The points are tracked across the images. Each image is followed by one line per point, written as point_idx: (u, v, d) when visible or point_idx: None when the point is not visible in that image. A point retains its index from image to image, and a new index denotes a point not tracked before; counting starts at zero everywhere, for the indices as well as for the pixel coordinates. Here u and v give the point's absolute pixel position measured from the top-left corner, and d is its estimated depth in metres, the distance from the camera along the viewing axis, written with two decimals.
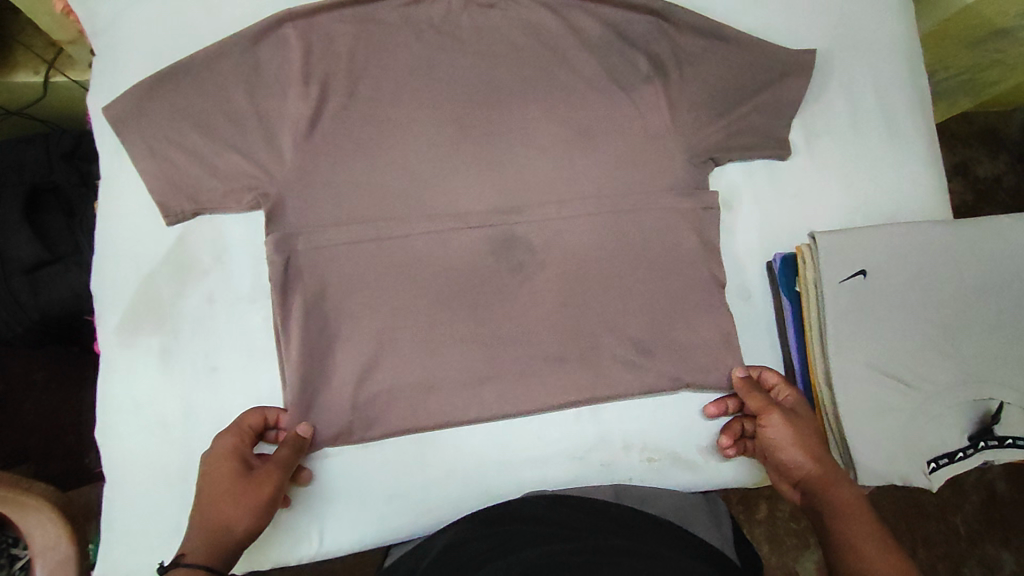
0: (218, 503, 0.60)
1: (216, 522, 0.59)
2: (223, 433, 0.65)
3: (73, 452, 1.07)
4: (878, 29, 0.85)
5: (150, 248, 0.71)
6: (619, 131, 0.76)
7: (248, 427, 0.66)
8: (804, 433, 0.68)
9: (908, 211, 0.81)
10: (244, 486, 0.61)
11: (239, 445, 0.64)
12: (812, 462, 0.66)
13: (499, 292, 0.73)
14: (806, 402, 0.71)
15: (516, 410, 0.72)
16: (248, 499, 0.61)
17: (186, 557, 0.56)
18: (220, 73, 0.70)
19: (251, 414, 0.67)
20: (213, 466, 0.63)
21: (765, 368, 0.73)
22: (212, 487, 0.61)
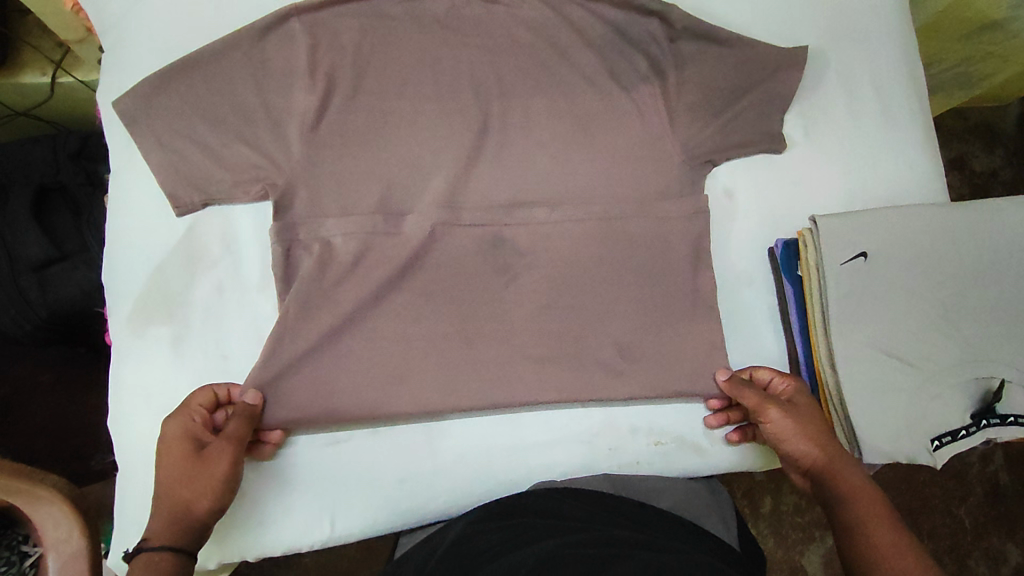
0: (176, 486, 0.61)
1: (176, 505, 0.60)
2: (172, 415, 0.65)
3: (81, 454, 1.07)
4: (873, 19, 0.86)
5: (159, 239, 0.72)
6: (619, 123, 0.77)
7: (197, 406, 0.66)
8: (805, 423, 0.67)
9: (907, 198, 0.82)
10: (198, 468, 0.62)
11: (190, 427, 0.64)
12: (818, 450, 0.66)
13: (503, 282, 0.74)
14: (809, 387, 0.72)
15: (522, 395, 0.72)
16: (205, 480, 0.61)
17: (151, 540, 0.58)
18: (228, 67, 0.71)
19: (200, 392, 0.66)
20: (165, 451, 0.63)
21: (757, 368, 0.73)
22: (167, 472, 0.62)
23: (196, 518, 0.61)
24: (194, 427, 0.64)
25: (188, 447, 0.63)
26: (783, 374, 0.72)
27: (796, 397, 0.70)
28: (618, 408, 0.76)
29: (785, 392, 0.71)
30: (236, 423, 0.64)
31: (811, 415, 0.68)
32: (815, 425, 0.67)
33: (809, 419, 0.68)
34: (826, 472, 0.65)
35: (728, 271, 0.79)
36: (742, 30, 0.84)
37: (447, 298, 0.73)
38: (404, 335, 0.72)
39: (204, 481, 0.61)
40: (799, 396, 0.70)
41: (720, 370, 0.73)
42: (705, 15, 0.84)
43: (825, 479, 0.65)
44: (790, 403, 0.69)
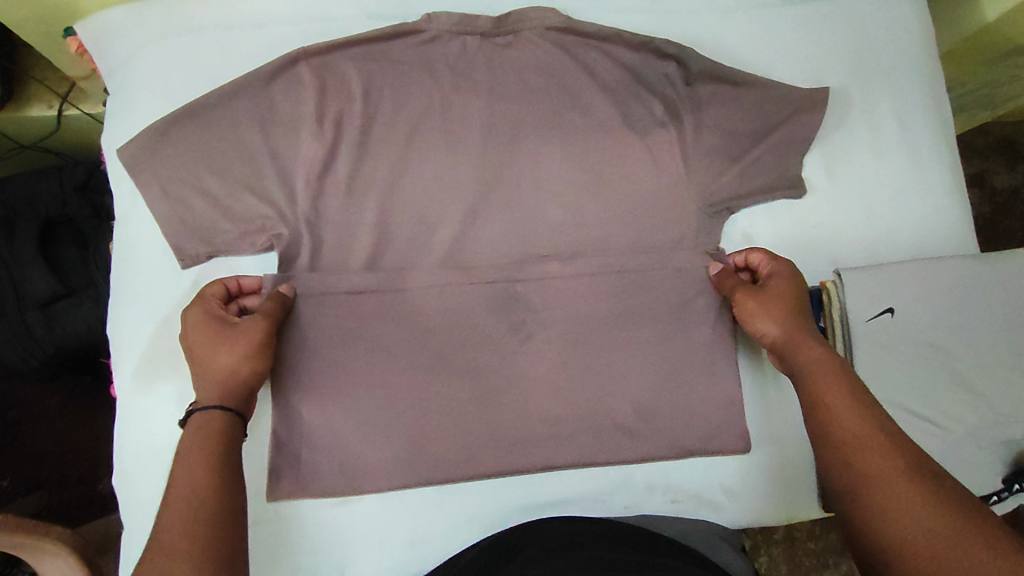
0: (214, 355, 0.60)
1: (218, 372, 0.59)
2: (190, 305, 0.64)
3: (87, 478, 1.06)
4: (898, 54, 0.84)
5: (165, 293, 0.70)
6: (633, 167, 0.76)
7: (212, 295, 0.65)
8: (772, 301, 0.65)
9: (934, 242, 0.79)
10: (229, 337, 0.61)
11: (209, 304, 0.64)
12: (789, 330, 0.63)
13: (513, 331, 0.73)
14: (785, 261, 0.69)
15: (533, 448, 0.71)
16: (240, 346, 0.61)
17: (199, 401, 0.58)
18: (235, 114, 0.70)
19: (212, 284, 0.66)
20: (187, 332, 0.62)
21: (749, 250, 0.72)
22: (196, 345, 0.61)
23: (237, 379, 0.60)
24: (212, 305, 0.64)
25: (214, 320, 0.62)
26: (772, 254, 0.71)
27: (769, 279, 0.67)
28: (635, 463, 0.73)
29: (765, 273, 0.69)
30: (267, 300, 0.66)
31: (788, 295, 0.65)
32: (802, 315, 0.65)
33: (783, 299, 0.65)
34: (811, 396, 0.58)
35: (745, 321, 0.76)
36: (762, 67, 0.82)
37: (456, 349, 0.72)
38: (413, 386, 0.70)
39: (243, 345, 0.61)
40: (783, 273, 0.67)
41: (715, 264, 0.74)
42: (723, 51, 0.82)
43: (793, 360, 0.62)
44: (763, 285, 0.67)
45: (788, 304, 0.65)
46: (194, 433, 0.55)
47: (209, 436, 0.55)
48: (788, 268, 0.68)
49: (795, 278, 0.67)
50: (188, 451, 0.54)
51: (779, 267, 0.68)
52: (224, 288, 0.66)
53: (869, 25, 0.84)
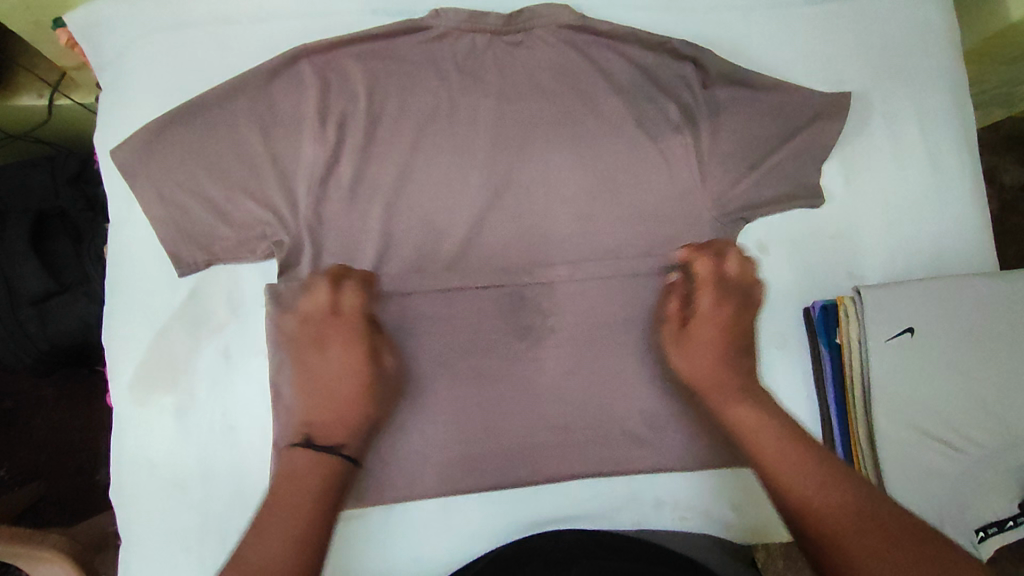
0: (366, 403, 0.61)
1: (354, 393, 0.60)
2: (337, 325, 0.62)
3: (86, 468, 1.05)
4: (922, 58, 0.80)
5: (162, 302, 0.68)
6: (646, 173, 0.73)
7: (350, 315, 0.63)
8: (697, 353, 0.65)
9: (953, 255, 0.77)
10: (379, 386, 0.62)
11: (353, 310, 0.63)
12: (706, 380, 0.64)
13: (519, 342, 0.71)
14: (721, 295, 0.66)
15: (539, 462, 0.70)
16: (383, 400, 0.63)
17: (346, 447, 0.59)
18: (234, 115, 0.67)
19: (348, 296, 0.63)
20: (333, 342, 0.62)
21: (696, 257, 0.68)
22: (342, 359, 0.61)
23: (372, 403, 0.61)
24: (356, 310, 0.63)
25: (363, 336, 0.63)
26: (716, 262, 0.67)
27: (695, 324, 0.66)
28: (644, 475, 0.72)
29: (702, 297, 0.67)
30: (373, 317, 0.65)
31: (710, 341, 0.65)
32: (732, 364, 0.64)
33: (703, 353, 0.65)
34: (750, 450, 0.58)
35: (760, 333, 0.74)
36: (781, 70, 0.79)
37: (462, 360, 0.70)
38: (416, 399, 0.68)
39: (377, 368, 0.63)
40: (710, 308, 0.66)
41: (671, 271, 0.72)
42: (741, 51, 0.79)
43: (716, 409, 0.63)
44: (689, 326, 0.67)
45: (706, 360, 0.65)
46: (307, 464, 0.56)
47: (319, 471, 0.56)
48: (719, 293, 0.66)
49: (725, 319, 0.65)
50: (304, 482, 0.55)
51: (714, 292, 0.66)
52: (357, 301, 0.63)
53: (894, 28, 0.81)
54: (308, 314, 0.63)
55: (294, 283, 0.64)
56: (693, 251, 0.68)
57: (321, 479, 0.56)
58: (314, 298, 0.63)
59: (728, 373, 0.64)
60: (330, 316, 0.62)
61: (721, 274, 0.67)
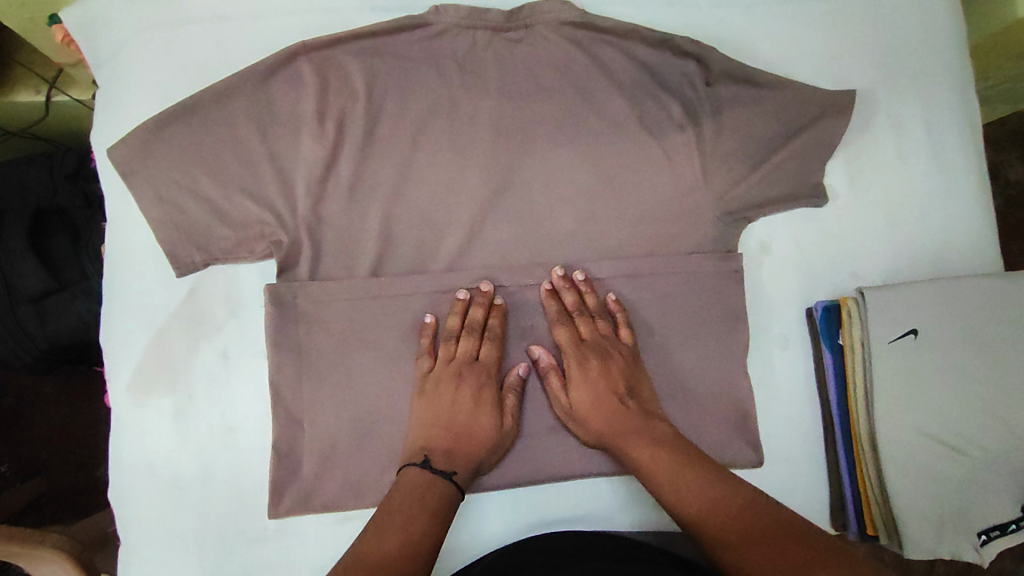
0: (476, 441, 0.64)
1: (469, 432, 0.64)
2: (483, 368, 0.67)
3: (86, 464, 1.04)
4: (928, 55, 0.80)
5: (160, 302, 0.67)
6: (649, 172, 0.72)
7: (495, 363, 0.67)
8: (595, 399, 0.65)
9: (957, 255, 0.76)
10: (500, 430, 0.66)
11: (490, 358, 0.67)
12: (604, 426, 0.65)
13: (519, 343, 0.70)
14: (608, 340, 0.68)
15: (540, 463, 0.69)
16: (500, 444, 0.66)
17: (460, 476, 0.62)
18: (232, 113, 0.66)
19: (490, 346, 0.67)
20: (469, 382, 0.66)
21: (546, 296, 0.69)
22: (469, 400, 0.65)
23: (485, 443, 0.64)
24: (493, 360, 0.67)
25: (492, 381, 0.67)
26: (557, 304, 0.69)
27: (574, 370, 0.67)
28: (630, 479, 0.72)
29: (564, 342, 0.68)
30: (517, 375, 0.68)
31: (602, 389, 0.66)
32: (628, 408, 0.65)
33: (597, 399, 0.65)
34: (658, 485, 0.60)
35: (762, 333, 0.74)
36: (784, 67, 0.78)
37: None
38: None
39: (499, 414, 0.66)
40: (577, 371, 0.66)
41: (535, 347, 0.69)
42: (745, 48, 0.78)
43: (616, 454, 0.64)
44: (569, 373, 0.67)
45: (602, 406, 0.65)
46: (427, 483, 0.60)
47: (436, 492, 0.59)
48: (581, 358, 0.67)
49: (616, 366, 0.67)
50: (422, 505, 0.58)
51: (575, 356, 0.67)
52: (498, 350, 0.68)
53: (900, 24, 0.80)
54: (452, 356, 0.67)
55: (457, 316, 0.67)
56: (556, 320, 0.69)
57: (441, 501, 0.59)
58: (464, 339, 0.67)
59: (619, 419, 0.65)
60: (470, 360, 0.67)
61: (578, 339, 0.68)
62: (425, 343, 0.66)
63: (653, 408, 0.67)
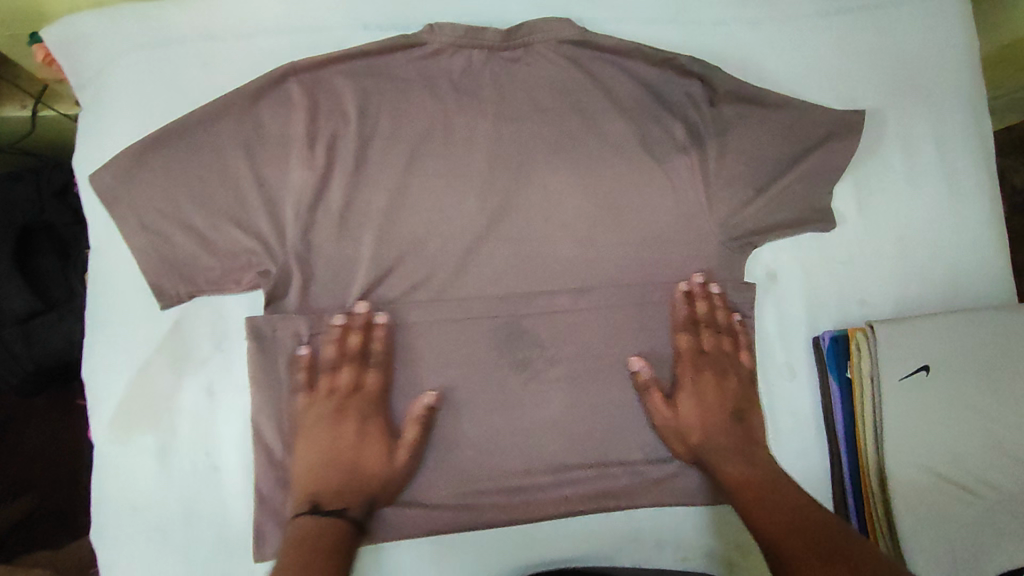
0: (363, 474, 0.63)
1: (358, 464, 0.63)
2: (364, 399, 0.65)
3: (78, 480, 0.99)
4: (939, 72, 0.77)
5: (143, 335, 0.65)
6: (650, 197, 0.70)
7: (375, 391, 0.65)
8: (704, 413, 0.67)
9: (969, 281, 0.74)
10: (388, 460, 0.63)
11: (374, 385, 0.65)
12: (704, 437, 0.66)
13: (517, 374, 0.68)
14: (724, 357, 0.69)
15: (537, 498, 0.67)
16: (394, 475, 0.64)
17: (351, 511, 0.60)
18: (218, 138, 0.64)
19: (371, 373, 0.65)
20: (349, 415, 0.64)
21: (676, 297, 0.70)
22: (352, 432, 0.63)
23: (374, 477, 0.63)
24: (377, 388, 0.65)
25: (377, 410, 0.65)
26: (708, 313, 0.69)
27: (683, 380, 0.68)
28: (712, 507, 0.70)
29: (681, 351, 0.69)
30: (423, 404, 0.65)
31: (712, 403, 0.67)
32: (733, 428, 0.66)
33: (703, 413, 0.67)
34: (744, 505, 0.59)
35: (768, 364, 0.71)
36: (792, 86, 0.75)
37: (456, 393, 0.67)
38: None
39: (390, 443, 0.64)
40: (689, 382, 0.68)
41: (635, 358, 0.68)
42: (750, 67, 0.75)
43: (709, 471, 0.65)
44: (681, 384, 0.68)
45: (708, 420, 0.66)
46: (318, 526, 0.58)
47: (329, 531, 0.58)
48: (696, 369, 0.68)
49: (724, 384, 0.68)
50: (312, 543, 0.56)
51: (690, 365, 0.68)
52: (381, 378, 0.65)
53: (911, 41, 0.77)
54: (335, 388, 0.64)
55: (332, 350, 0.65)
56: (681, 325, 0.69)
57: (335, 540, 0.57)
58: (343, 372, 0.64)
59: (723, 436, 0.66)
60: (351, 391, 0.65)
61: (699, 349, 0.69)
62: (302, 378, 0.64)
63: (760, 436, 0.67)
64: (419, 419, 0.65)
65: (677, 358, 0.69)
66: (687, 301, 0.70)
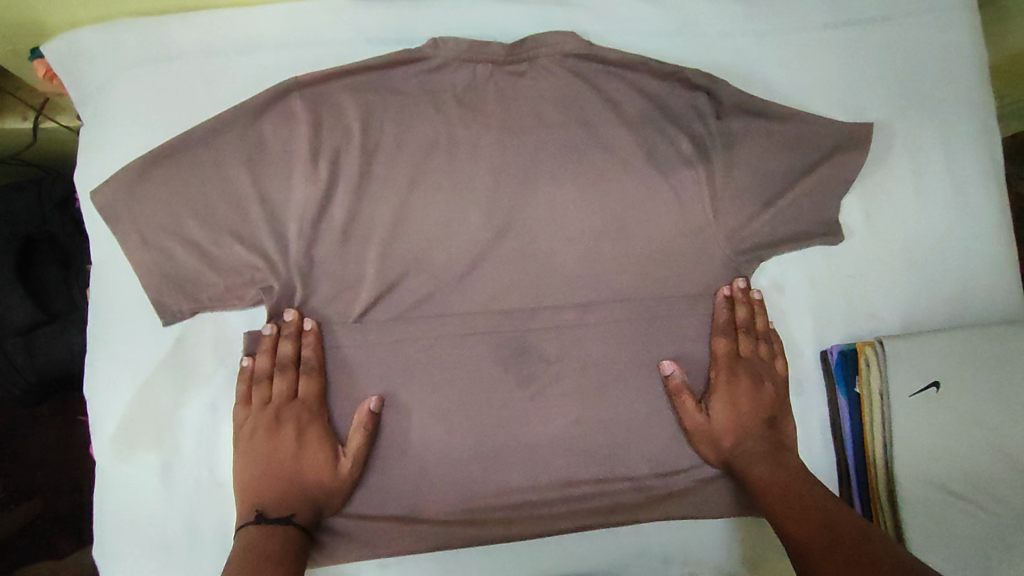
0: (309, 482, 0.61)
1: (301, 474, 0.61)
2: (287, 407, 0.63)
3: (82, 486, 0.98)
4: (947, 83, 0.76)
5: (146, 351, 0.64)
6: (655, 210, 0.69)
7: (310, 398, 0.63)
8: (737, 418, 0.66)
9: (978, 298, 0.73)
10: (334, 468, 0.62)
11: (308, 392, 0.63)
12: (734, 442, 0.66)
13: (521, 390, 0.67)
14: (758, 362, 0.68)
15: (542, 517, 0.66)
16: (339, 482, 0.62)
17: (297, 517, 0.59)
18: (220, 154, 0.63)
19: (304, 380, 0.63)
20: (288, 425, 0.62)
21: (717, 301, 0.69)
22: (292, 442, 0.62)
23: (320, 485, 0.61)
24: (312, 394, 0.63)
25: (317, 417, 0.63)
26: (748, 318, 0.69)
27: (716, 384, 0.67)
28: (740, 518, 0.70)
29: (717, 355, 0.68)
30: (367, 409, 0.64)
31: (744, 409, 0.66)
32: (764, 433, 0.66)
33: (735, 418, 0.66)
34: (772, 510, 0.60)
35: None
36: (798, 98, 0.75)
37: (461, 409, 0.66)
38: (414, 451, 0.65)
39: (335, 451, 0.63)
40: (725, 385, 0.67)
41: (667, 362, 0.67)
42: (756, 79, 0.75)
43: (739, 478, 0.65)
44: (714, 388, 0.67)
45: (738, 426, 0.66)
46: (264, 535, 0.57)
47: (274, 541, 0.57)
48: (732, 372, 0.67)
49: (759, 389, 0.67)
50: (259, 557, 0.55)
51: (727, 369, 0.68)
52: (316, 384, 0.64)
53: (920, 53, 0.76)
54: (269, 398, 0.63)
55: (263, 359, 0.63)
56: (720, 329, 0.69)
57: (282, 551, 0.56)
58: (276, 380, 0.63)
59: (754, 442, 0.65)
60: (288, 400, 0.63)
61: (735, 353, 0.68)
62: (240, 390, 0.63)
63: (790, 442, 0.66)
64: (364, 425, 0.63)
65: (714, 362, 0.69)
66: (726, 304, 0.69)
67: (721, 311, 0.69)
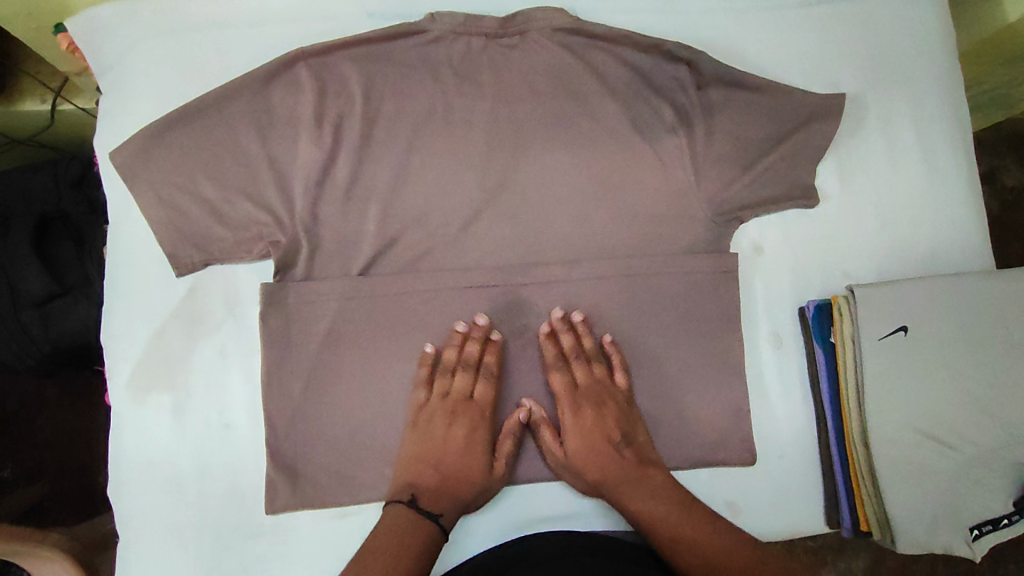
0: (454, 481, 0.66)
1: (458, 469, 0.66)
2: (461, 408, 0.68)
3: (88, 469, 1.02)
4: (916, 58, 0.81)
5: (159, 301, 0.68)
6: (639, 175, 0.73)
7: (483, 402, 0.69)
8: (590, 447, 0.67)
9: (948, 259, 0.77)
10: (488, 470, 0.67)
11: (484, 394, 0.69)
12: (597, 472, 0.67)
13: (513, 342, 0.71)
14: (600, 387, 0.69)
15: (533, 461, 0.70)
16: (489, 484, 0.67)
17: (445, 516, 0.64)
18: (231, 118, 0.68)
19: (482, 385, 0.69)
20: (460, 421, 0.67)
21: (540, 335, 0.70)
22: (460, 437, 0.67)
23: (472, 485, 0.66)
24: (488, 397, 0.69)
25: (487, 419, 0.68)
26: (572, 345, 0.70)
27: (565, 418, 0.68)
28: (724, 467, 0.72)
29: (556, 388, 0.69)
30: (520, 418, 0.69)
31: (600, 437, 0.67)
32: (624, 455, 0.67)
33: (594, 446, 0.67)
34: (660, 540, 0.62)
35: (755, 332, 0.74)
36: (775, 72, 0.79)
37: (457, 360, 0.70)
38: None
39: (490, 455, 0.68)
40: (570, 419, 0.68)
41: (521, 406, 0.69)
42: (735, 54, 0.79)
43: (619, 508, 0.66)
44: (564, 424, 0.68)
45: (597, 454, 0.67)
46: (409, 522, 0.62)
47: (421, 533, 0.61)
48: (575, 404, 0.69)
49: (606, 413, 0.68)
50: (400, 542, 0.60)
51: (570, 403, 0.69)
52: (490, 390, 0.69)
53: (889, 31, 0.81)
54: (447, 391, 0.68)
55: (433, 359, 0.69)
56: (551, 365, 0.69)
57: (422, 542, 0.61)
58: (459, 378, 0.68)
59: (619, 470, 0.66)
60: (465, 399, 0.68)
61: (574, 384, 0.69)
62: (422, 373, 0.68)
63: (651, 456, 0.68)
64: (517, 431, 0.69)
65: (555, 395, 0.70)
66: (553, 338, 0.70)
67: (551, 346, 0.70)
